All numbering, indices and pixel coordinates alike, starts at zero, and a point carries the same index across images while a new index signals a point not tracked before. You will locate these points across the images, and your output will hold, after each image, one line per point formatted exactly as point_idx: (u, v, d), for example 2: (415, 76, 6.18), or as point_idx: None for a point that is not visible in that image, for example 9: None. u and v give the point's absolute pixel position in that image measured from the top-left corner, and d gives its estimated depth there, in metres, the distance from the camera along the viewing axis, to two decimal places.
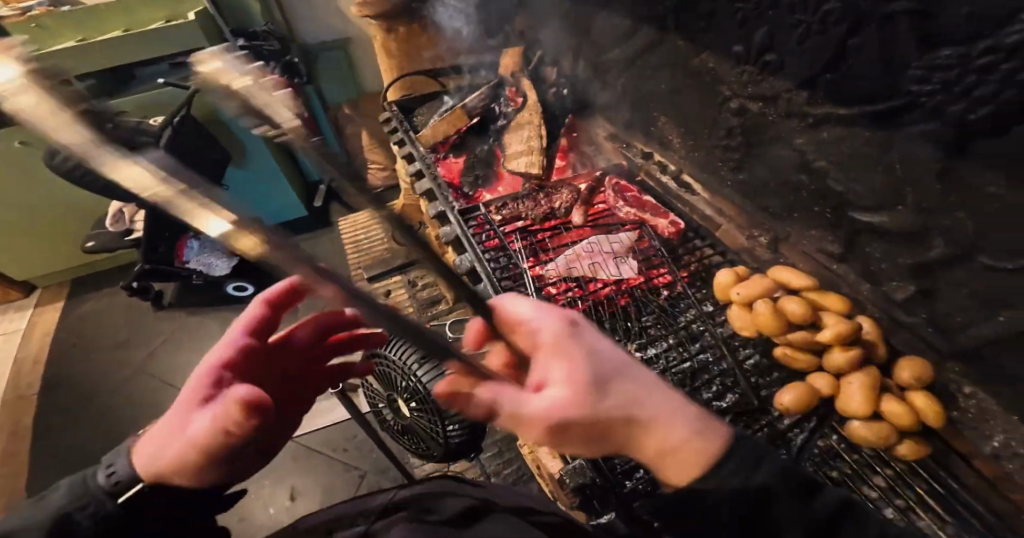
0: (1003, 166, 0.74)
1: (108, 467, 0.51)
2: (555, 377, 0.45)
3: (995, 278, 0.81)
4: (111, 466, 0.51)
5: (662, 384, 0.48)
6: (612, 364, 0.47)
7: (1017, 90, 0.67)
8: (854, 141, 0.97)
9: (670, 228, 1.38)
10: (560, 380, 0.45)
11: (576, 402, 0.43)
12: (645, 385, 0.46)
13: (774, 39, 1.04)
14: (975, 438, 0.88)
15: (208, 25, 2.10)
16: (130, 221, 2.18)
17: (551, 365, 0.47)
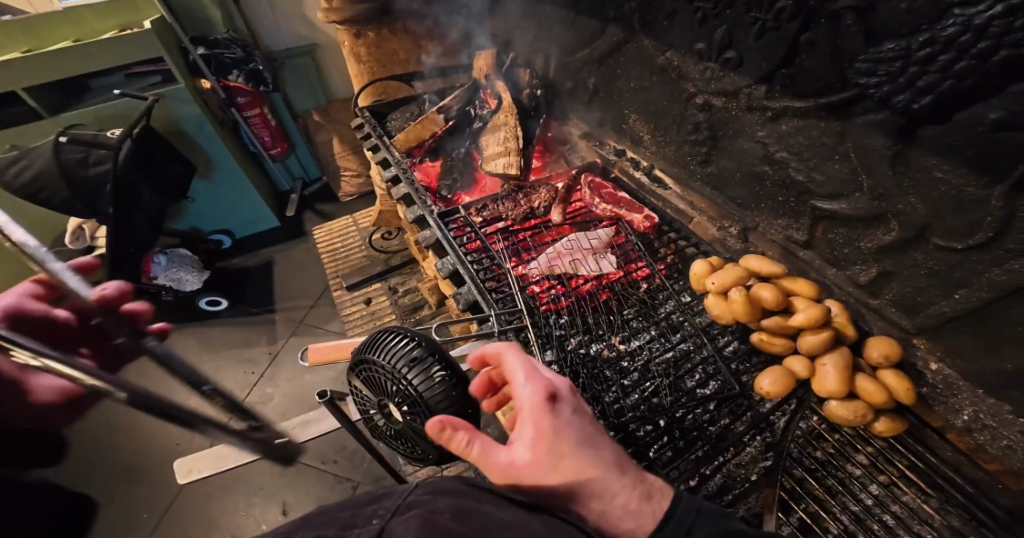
0: (949, 152, 0.79)
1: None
2: (522, 438, 0.55)
3: (947, 257, 0.86)
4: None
5: (614, 462, 0.58)
6: (572, 438, 0.56)
7: (954, 80, 0.72)
8: (811, 132, 1.02)
9: (646, 222, 1.42)
10: (525, 445, 0.54)
11: (531, 465, 0.53)
12: (595, 462, 0.56)
13: (733, 36, 1.08)
14: (946, 412, 0.92)
15: (165, 33, 2.00)
16: (92, 238, 2.08)
17: (522, 426, 0.56)
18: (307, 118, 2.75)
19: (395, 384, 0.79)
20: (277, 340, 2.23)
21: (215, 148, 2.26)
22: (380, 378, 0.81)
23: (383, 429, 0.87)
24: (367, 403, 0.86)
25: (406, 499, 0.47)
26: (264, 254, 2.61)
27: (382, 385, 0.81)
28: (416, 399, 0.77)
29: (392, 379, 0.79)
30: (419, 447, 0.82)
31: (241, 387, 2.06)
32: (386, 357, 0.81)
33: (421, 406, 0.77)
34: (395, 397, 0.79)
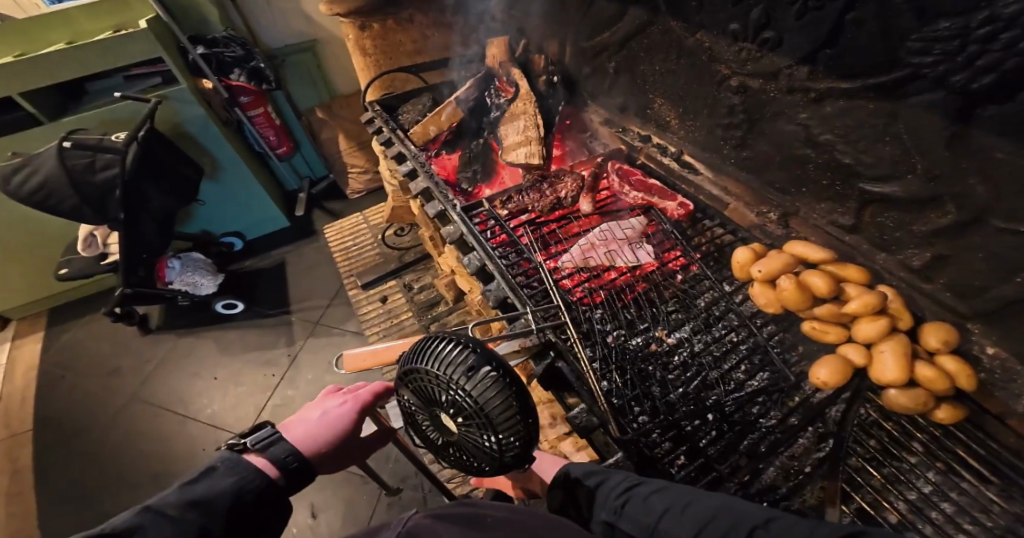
0: (1010, 133, 0.76)
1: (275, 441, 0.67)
2: None
3: (1011, 240, 0.84)
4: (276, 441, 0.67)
5: None
6: None
7: (1018, 58, 0.69)
8: (858, 113, 0.98)
9: (681, 210, 1.38)
10: None
11: None
12: None
13: (771, 15, 1.03)
14: (1006, 397, 0.92)
15: (161, 33, 1.91)
16: (104, 244, 2.05)
17: None
18: (310, 114, 2.68)
19: (450, 393, 0.76)
20: (296, 342, 2.21)
21: (221, 151, 2.21)
22: (433, 386, 0.78)
23: (433, 437, 0.85)
24: (417, 411, 0.84)
25: (406, 525, 0.55)
26: (275, 255, 2.58)
27: (435, 394, 0.78)
28: (473, 411, 0.74)
29: (446, 387, 0.76)
30: (473, 455, 0.79)
31: (263, 390, 2.05)
32: (435, 367, 0.77)
33: (479, 416, 0.74)
34: (451, 406, 0.76)
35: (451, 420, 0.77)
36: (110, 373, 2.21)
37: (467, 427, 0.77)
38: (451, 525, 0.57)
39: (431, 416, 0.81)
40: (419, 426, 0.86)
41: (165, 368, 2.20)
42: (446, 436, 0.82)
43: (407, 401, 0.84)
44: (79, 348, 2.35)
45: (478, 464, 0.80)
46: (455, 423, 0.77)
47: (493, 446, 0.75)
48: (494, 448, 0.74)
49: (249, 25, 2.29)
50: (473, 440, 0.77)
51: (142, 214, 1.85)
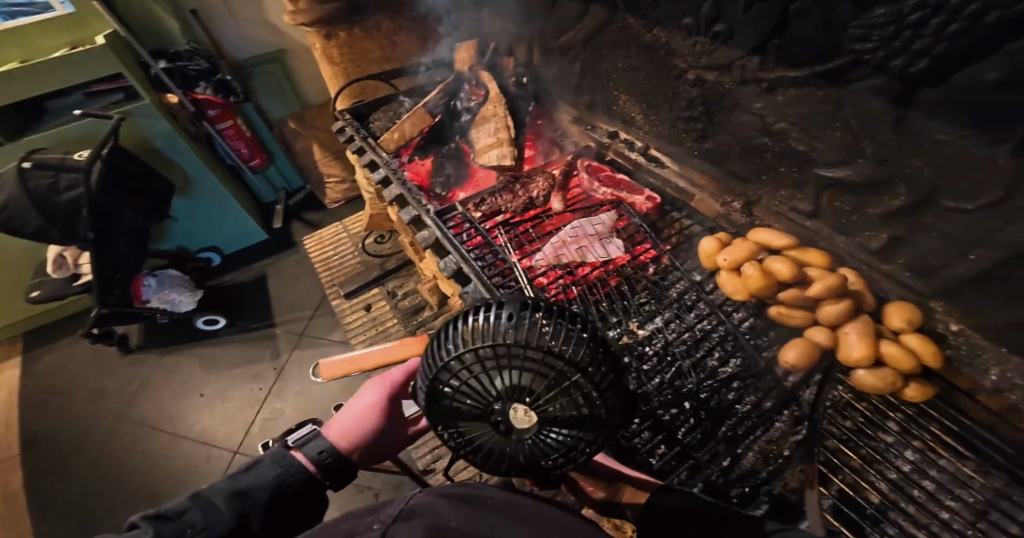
0: (949, 115, 0.78)
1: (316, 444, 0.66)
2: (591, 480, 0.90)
3: (961, 219, 0.86)
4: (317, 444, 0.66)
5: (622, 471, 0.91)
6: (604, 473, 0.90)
7: (949, 41, 0.71)
8: (808, 101, 1.00)
9: (648, 203, 1.40)
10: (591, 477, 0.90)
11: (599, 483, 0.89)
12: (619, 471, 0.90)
13: (721, 8, 1.05)
14: (974, 373, 0.95)
15: (120, 47, 1.89)
16: (75, 265, 2.00)
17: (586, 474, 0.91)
18: (283, 126, 2.66)
19: (522, 366, 0.66)
20: (281, 355, 2.19)
21: (192, 166, 2.19)
22: (495, 363, 0.67)
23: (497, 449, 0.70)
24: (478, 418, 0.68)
25: (407, 504, 0.49)
26: (256, 268, 2.56)
27: (499, 371, 0.67)
28: (560, 373, 0.66)
29: (518, 362, 0.66)
30: (562, 441, 0.68)
31: (251, 403, 2.04)
32: (495, 336, 0.68)
33: (565, 370, 0.66)
34: (529, 380, 0.66)
35: (532, 402, 0.66)
36: (93, 396, 2.18)
37: (553, 390, 0.66)
38: (452, 504, 0.52)
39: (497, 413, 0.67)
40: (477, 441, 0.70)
41: (149, 387, 2.17)
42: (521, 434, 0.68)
43: (459, 411, 0.68)
44: (61, 371, 2.31)
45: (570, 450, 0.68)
46: (540, 389, 0.66)
47: (594, 396, 0.66)
48: (598, 395, 0.66)
49: (212, 37, 2.26)
50: (563, 417, 0.66)
51: (114, 233, 1.82)
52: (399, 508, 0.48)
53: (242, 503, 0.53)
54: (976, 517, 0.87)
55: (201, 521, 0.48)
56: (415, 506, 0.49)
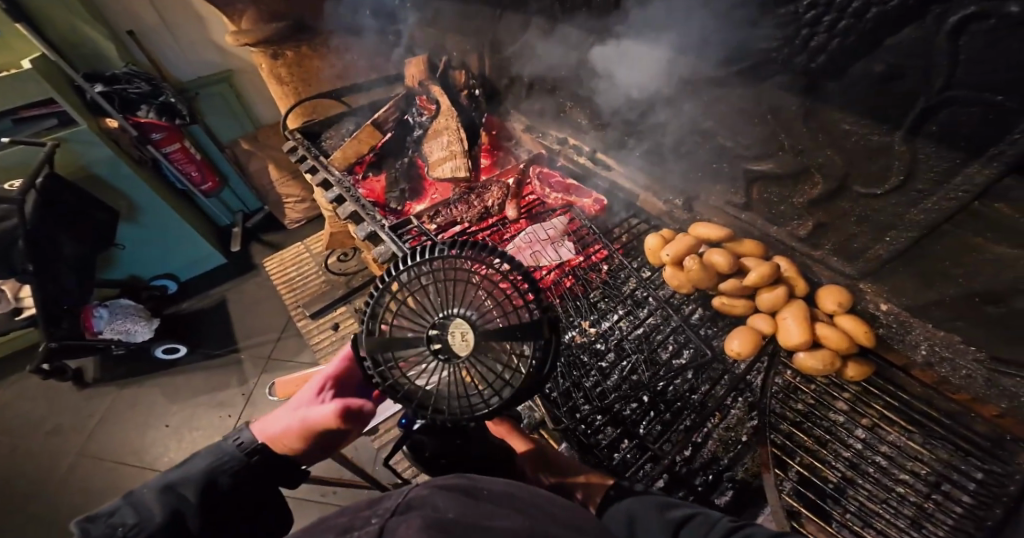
0: (850, 105, 0.84)
1: (239, 436, 0.61)
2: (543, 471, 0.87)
3: (873, 202, 0.92)
4: (240, 436, 0.61)
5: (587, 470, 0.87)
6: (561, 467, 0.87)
7: (841, 38, 0.77)
8: (730, 100, 1.06)
9: (596, 205, 1.47)
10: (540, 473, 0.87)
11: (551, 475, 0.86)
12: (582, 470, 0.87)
13: (648, 15, 1.11)
14: (906, 348, 0.97)
15: (50, 71, 1.83)
16: (16, 299, 1.91)
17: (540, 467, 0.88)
18: (236, 147, 2.63)
19: (455, 290, 0.72)
20: (248, 380, 2.12)
21: (137, 192, 2.13)
22: (433, 286, 0.73)
23: (438, 388, 0.67)
24: (414, 350, 0.68)
25: (406, 497, 0.48)
26: (217, 292, 2.49)
27: (437, 292, 0.72)
28: (489, 291, 0.71)
29: (451, 287, 0.72)
30: (503, 364, 0.67)
31: (220, 432, 1.96)
32: (430, 264, 0.74)
33: (493, 285, 0.71)
34: (463, 302, 0.71)
35: (466, 320, 0.69)
36: (43, 435, 2.05)
37: (485, 307, 0.70)
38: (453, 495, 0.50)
39: (433, 340, 0.68)
40: (417, 381, 0.67)
41: (106, 422, 2.06)
42: (461, 362, 0.67)
43: (394, 343, 0.68)
44: (10, 411, 2.17)
45: (513, 374, 0.67)
46: (474, 306, 0.71)
47: (521, 307, 0.70)
48: (525, 307, 0.70)
49: (153, 57, 2.24)
50: (497, 332, 0.66)
51: (57, 263, 1.75)
52: (398, 502, 0.47)
53: (175, 500, 0.53)
54: (930, 489, 0.89)
55: (132, 520, 0.50)
56: (410, 500, 0.48)
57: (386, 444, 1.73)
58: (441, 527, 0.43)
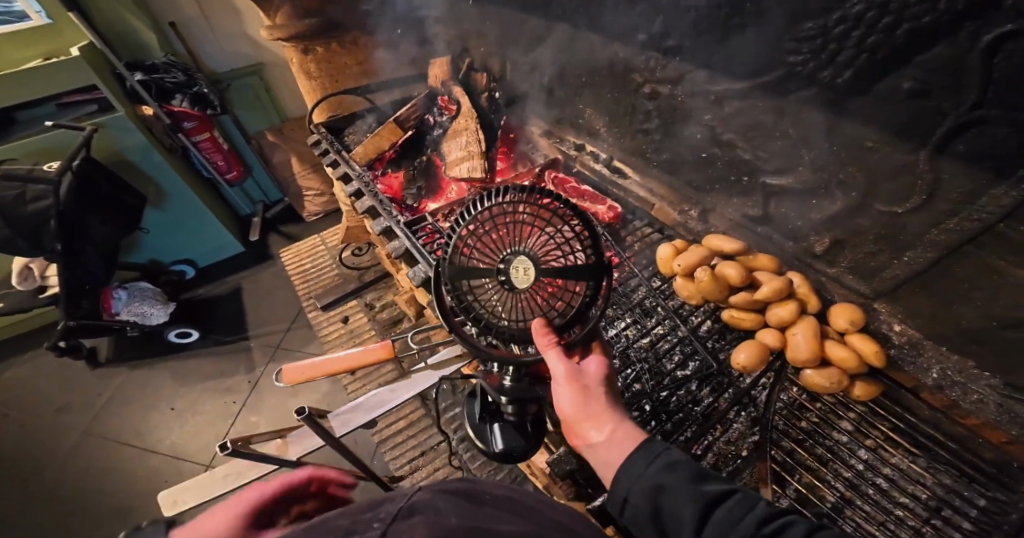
0: (875, 121, 0.83)
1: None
2: (566, 400, 0.64)
3: (893, 220, 0.91)
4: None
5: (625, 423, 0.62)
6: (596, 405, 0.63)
7: (868, 53, 0.77)
8: (751, 112, 1.06)
9: (610, 213, 1.45)
10: (568, 400, 0.64)
11: (581, 405, 0.63)
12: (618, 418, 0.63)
13: (671, 26, 1.12)
14: (915, 371, 0.95)
15: (95, 58, 1.90)
16: (42, 276, 1.97)
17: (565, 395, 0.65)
18: (261, 138, 2.70)
19: (521, 228, 0.80)
20: (256, 368, 2.16)
21: (163, 175, 2.17)
22: (498, 225, 0.80)
23: (505, 313, 0.78)
24: (485, 278, 0.78)
25: (408, 502, 0.48)
26: (233, 280, 2.54)
27: (503, 229, 0.80)
28: (552, 233, 0.80)
29: (518, 224, 0.80)
30: (557, 298, 0.78)
31: (223, 418, 1.99)
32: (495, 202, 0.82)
33: (552, 224, 0.80)
34: (523, 241, 0.79)
35: (530, 257, 0.77)
36: (56, 412, 2.10)
37: (543, 244, 0.79)
38: (454, 500, 0.50)
39: (501, 273, 0.77)
40: (489, 308, 0.78)
41: (117, 401, 2.10)
42: (523, 292, 0.78)
43: (469, 272, 0.77)
44: (25, 385, 2.23)
45: (567, 309, 0.78)
46: (532, 244, 0.79)
47: (575, 245, 0.79)
48: (577, 245, 0.79)
49: (191, 49, 2.31)
50: (557, 269, 0.76)
51: (83, 245, 1.81)
52: (399, 507, 0.48)
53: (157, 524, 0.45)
54: (930, 513, 0.87)
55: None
56: (414, 505, 0.47)
57: (386, 438, 1.74)
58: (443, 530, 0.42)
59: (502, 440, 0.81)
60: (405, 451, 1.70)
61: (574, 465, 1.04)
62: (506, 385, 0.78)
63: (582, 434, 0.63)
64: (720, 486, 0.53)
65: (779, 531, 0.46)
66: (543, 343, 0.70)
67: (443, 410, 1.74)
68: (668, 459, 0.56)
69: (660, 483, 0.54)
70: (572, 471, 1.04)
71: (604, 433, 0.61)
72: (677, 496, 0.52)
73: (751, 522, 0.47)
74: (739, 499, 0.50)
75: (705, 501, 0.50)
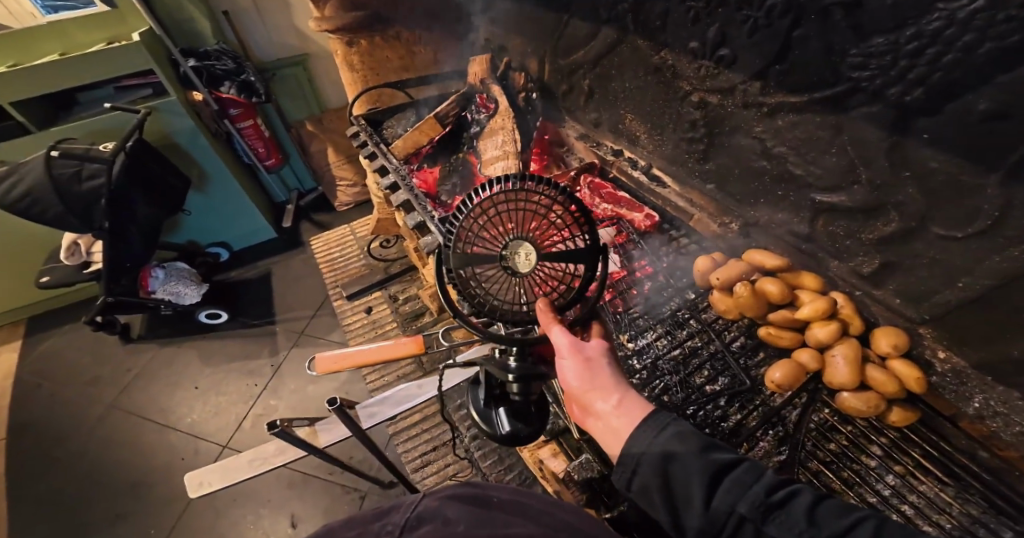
0: (941, 142, 0.81)
1: None
2: (572, 373, 0.68)
3: (950, 245, 0.88)
4: None
5: (631, 394, 0.64)
6: (599, 378, 0.66)
7: (943, 72, 0.75)
8: (806, 126, 1.04)
9: (647, 221, 1.47)
10: (573, 374, 0.68)
11: (585, 376, 0.67)
12: (623, 389, 0.65)
13: (727, 34, 1.10)
14: (957, 399, 0.96)
15: (153, 45, 1.97)
16: (88, 252, 2.06)
17: (571, 369, 0.68)
18: (300, 127, 2.76)
19: (521, 214, 0.79)
20: (279, 352, 2.20)
21: (210, 162, 2.26)
22: (495, 212, 0.79)
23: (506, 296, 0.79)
24: (489, 264, 0.78)
25: (415, 513, 0.48)
26: (263, 264, 2.60)
27: (503, 216, 0.79)
28: (553, 220, 0.79)
29: (518, 210, 0.79)
30: (557, 280, 0.80)
31: (245, 399, 2.04)
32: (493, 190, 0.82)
33: (552, 213, 0.79)
34: (527, 228, 0.79)
35: (531, 242, 0.78)
36: (87, 383, 2.17)
37: (542, 231, 0.79)
38: (463, 506, 0.51)
39: (504, 258, 0.78)
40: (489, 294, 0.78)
41: (145, 377, 2.17)
42: (524, 276, 0.79)
43: (472, 259, 0.78)
44: (60, 356, 2.31)
45: (566, 292, 0.80)
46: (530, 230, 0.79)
47: (574, 233, 0.79)
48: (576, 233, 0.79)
49: (241, 38, 2.37)
50: (558, 253, 0.78)
51: (129, 224, 1.88)
52: (406, 518, 0.48)
53: None
54: None
55: None
56: (420, 515, 0.48)
57: (400, 430, 1.76)
58: None
59: (509, 423, 0.89)
60: (418, 446, 1.71)
61: (596, 473, 1.02)
62: (512, 365, 0.82)
63: (590, 406, 0.65)
64: (729, 454, 0.55)
65: (787, 498, 0.49)
66: (547, 319, 0.74)
67: (456, 406, 1.75)
68: (675, 429, 0.58)
69: (668, 452, 0.55)
70: (593, 480, 1.02)
71: (611, 403, 0.64)
72: (687, 465, 0.53)
73: (760, 491, 0.50)
74: (746, 468, 0.53)
75: (712, 470, 0.52)
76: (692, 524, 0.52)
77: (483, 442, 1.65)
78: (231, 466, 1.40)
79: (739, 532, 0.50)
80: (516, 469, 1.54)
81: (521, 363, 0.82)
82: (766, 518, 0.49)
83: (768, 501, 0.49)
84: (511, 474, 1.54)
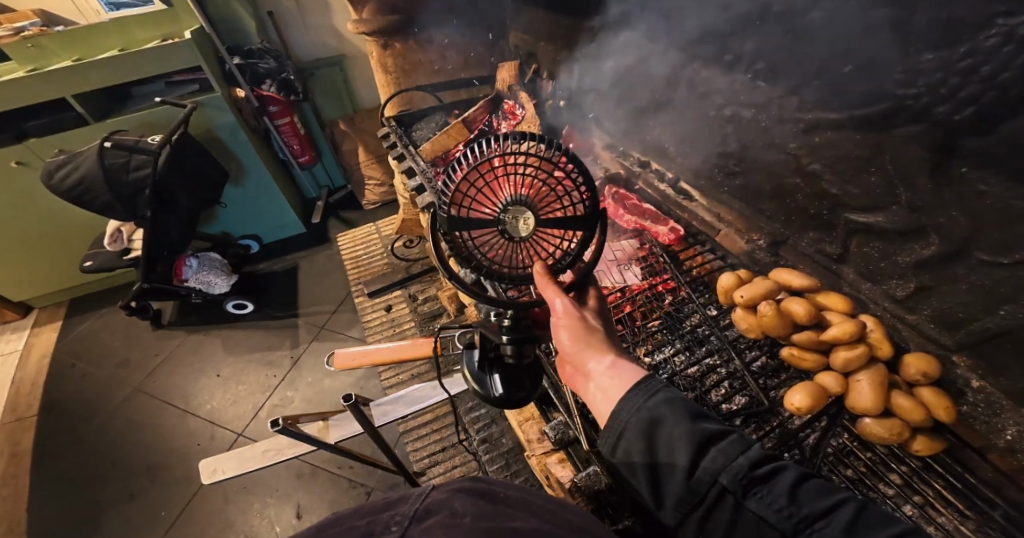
0: (993, 165, 0.78)
1: None
2: (567, 335, 0.69)
3: (993, 271, 0.85)
4: None
5: (625, 360, 0.65)
6: (594, 341, 0.68)
7: (997, 91, 0.73)
8: (844, 144, 1.03)
9: (671, 235, 1.50)
10: (568, 335, 0.70)
11: (579, 338, 0.68)
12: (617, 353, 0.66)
13: (764, 48, 1.12)
14: (988, 432, 0.91)
15: (204, 42, 2.08)
16: (129, 239, 2.14)
17: (566, 332, 0.70)
18: (334, 126, 2.84)
19: (522, 177, 0.75)
20: (300, 344, 2.26)
21: (247, 156, 2.34)
22: (491, 174, 0.76)
23: (501, 259, 0.79)
24: (484, 228, 0.77)
25: (425, 504, 0.48)
26: (290, 259, 2.67)
27: (502, 178, 0.76)
28: (554, 183, 0.76)
29: (516, 176, 0.75)
30: (554, 247, 0.82)
31: (262, 390, 2.09)
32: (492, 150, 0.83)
33: (554, 175, 0.76)
34: (528, 191, 0.76)
35: (531, 208, 0.76)
36: (118, 365, 2.27)
37: (543, 191, 0.77)
38: (470, 499, 0.50)
39: (504, 222, 0.77)
40: (479, 257, 0.79)
41: (172, 362, 2.25)
42: (521, 242, 0.79)
43: (468, 222, 0.76)
44: (95, 337, 2.42)
45: (563, 258, 0.81)
46: (527, 190, 0.76)
47: (570, 194, 0.78)
48: (572, 194, 0.78)
49: (284, 38, 2.49)
50: (559, 222, 0.77)
51: (170, 213, 1.99)
52: (414, 510, 0.47)
53: None
54: None
55: None
56: (430, 507, 0.47)
57: (411, 429, 1.78)
58: (461, 530, 0.42)
59: (501, 386, 0.92)
60: (425, 447, 1.71)
61: (603, 486, 1.01)
62: (506, 327, 0.86)
63: (583, 366, 0.67)
64: (716, 425, 0.54)
65: (770, 475, 0.48)
66: (544, 284, 0.75)
67: (469, 409, 1.76)
68: (665, 394, 0.57)
69: (656, 417, 0.55)
70: (600, 493, 1.00)
71: (605, 364, 0.64)
72: (672, 430, 0.53)
73: (743, 464, 0.48)
74: (732, 440, 0.51)
75: (699, 436, 0.51)
76: (672, 489, 0.51)
77: (491, 446, 1.66)
78: (247, 454, 1.43)
79: (717, 502, 0.48)
80: (524, 475, 1.57)
81: (513, 327, 0.86)
82: (746, 491, 0.47)
83: (749, 475, 0.48)
84: (519, 478, 1.56)
